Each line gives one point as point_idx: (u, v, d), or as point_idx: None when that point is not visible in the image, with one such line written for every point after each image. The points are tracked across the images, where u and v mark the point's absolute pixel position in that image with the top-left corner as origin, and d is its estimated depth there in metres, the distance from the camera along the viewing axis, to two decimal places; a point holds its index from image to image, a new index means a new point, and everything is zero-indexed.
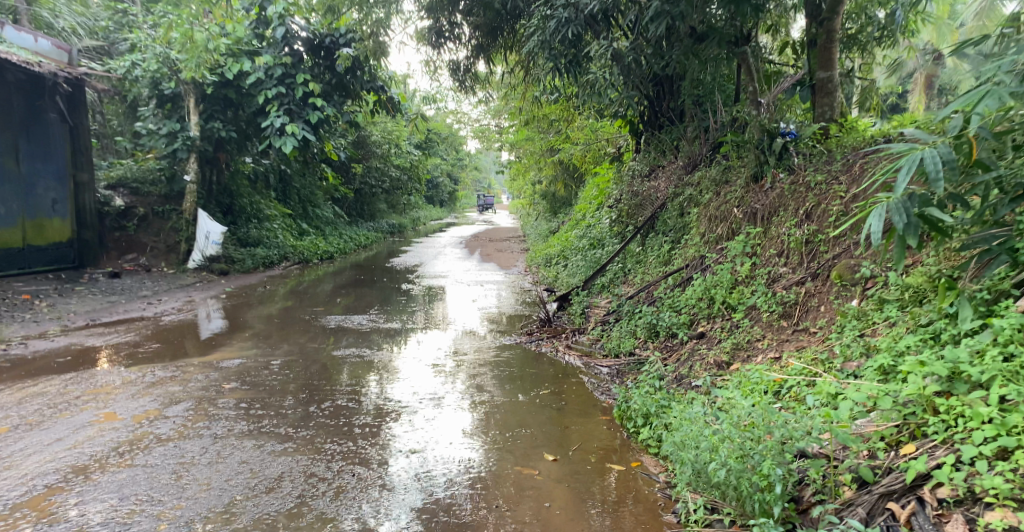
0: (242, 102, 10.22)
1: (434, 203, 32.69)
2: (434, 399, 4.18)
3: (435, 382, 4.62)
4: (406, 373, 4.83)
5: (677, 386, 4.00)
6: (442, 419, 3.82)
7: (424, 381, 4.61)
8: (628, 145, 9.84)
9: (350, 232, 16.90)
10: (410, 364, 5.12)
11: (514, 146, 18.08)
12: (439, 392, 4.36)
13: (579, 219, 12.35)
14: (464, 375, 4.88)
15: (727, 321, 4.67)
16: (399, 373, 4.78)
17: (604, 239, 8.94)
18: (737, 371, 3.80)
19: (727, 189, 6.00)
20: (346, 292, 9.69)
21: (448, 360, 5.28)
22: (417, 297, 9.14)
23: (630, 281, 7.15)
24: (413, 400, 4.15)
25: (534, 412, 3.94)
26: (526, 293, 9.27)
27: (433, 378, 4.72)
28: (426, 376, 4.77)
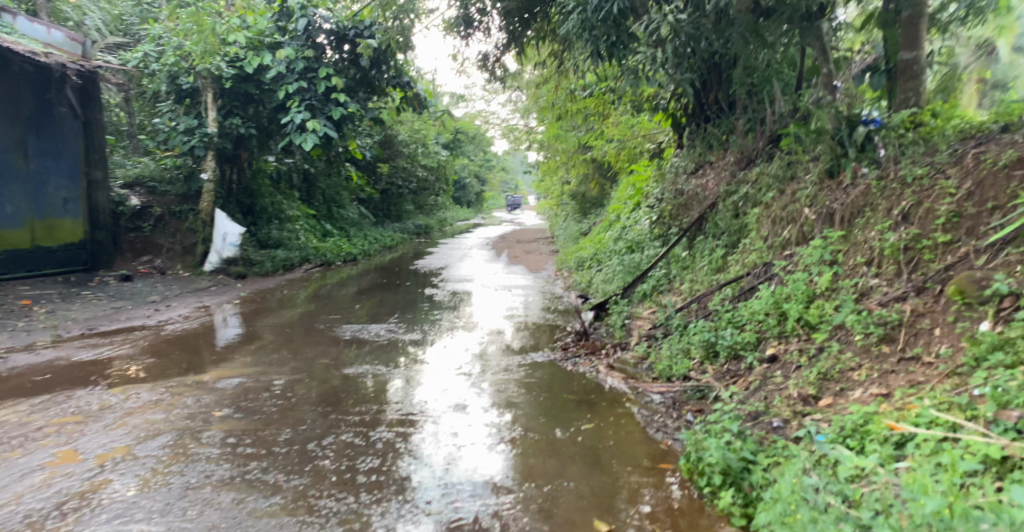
0: (263, 97, 9.73)
1: (461, 204, 32.13)
2: (458, 409, 3.93)
3: (461, 389, 4.35)
4: (429, 379, 4.55)
5: (753, 426, 3.26)
6: (467, 432, 3.56)
7: (448, 389, 4.34)
8: (670, 140, 9.09)
9: (375, 233, 16.41)
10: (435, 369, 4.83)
11: (544, 144, 17.41)
12: (463, 411, 3.93)
13: (614, 220, 11.64)
14: (489, 397, 4.19)
15: (805, 342, 3.92)
16: (423, 381, 4.48)
17: (644, 243, 8.19)
18: (835, 413, 3.05)
19: (794, 186, 5.23)
20: (368, 297, 9.16)
21: (471, 380, 4.59)
22: (442, 303, 8.53)
23: (676, 289, 6.41)
24: (436, 409, 3.89)
25: (573, 455, 3.29)
26: (557, 300, 8.58)
27: (458, 385, 4.44)
28: (451, 382, 4.49)
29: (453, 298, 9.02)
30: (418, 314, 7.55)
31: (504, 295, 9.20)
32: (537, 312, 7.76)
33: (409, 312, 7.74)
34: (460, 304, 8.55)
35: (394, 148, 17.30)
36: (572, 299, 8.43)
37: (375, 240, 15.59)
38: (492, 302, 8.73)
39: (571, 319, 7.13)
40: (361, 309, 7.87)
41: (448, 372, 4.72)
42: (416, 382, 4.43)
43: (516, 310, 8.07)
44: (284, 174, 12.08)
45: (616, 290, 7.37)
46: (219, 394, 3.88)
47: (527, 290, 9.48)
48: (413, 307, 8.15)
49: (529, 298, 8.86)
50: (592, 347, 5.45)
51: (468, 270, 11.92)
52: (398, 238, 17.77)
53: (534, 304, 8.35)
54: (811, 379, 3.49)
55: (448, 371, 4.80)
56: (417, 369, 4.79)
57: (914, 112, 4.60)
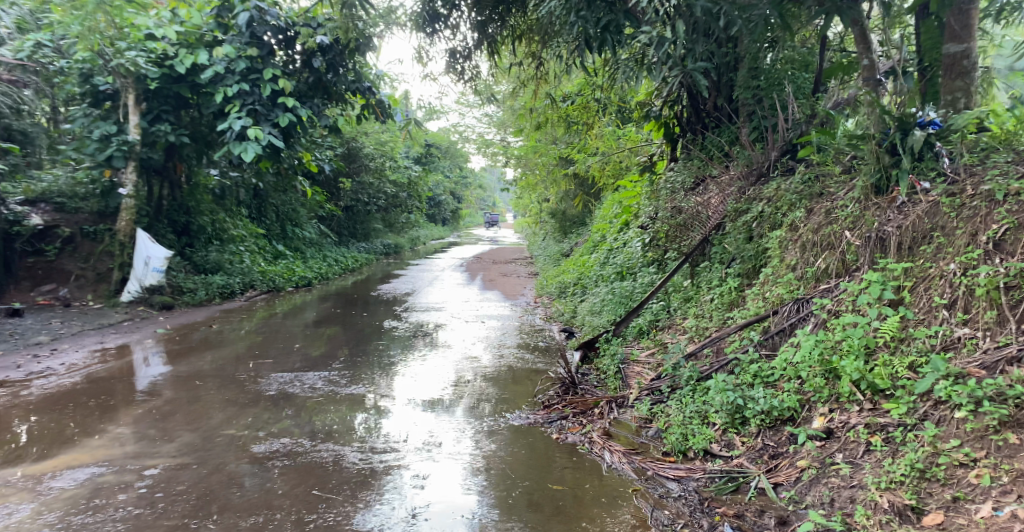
0: (199, 101, 8.54)
1: (436, 222, 30.99)
2: (427, 452, 3.61)
3: (432, 424, 4.08)
4: (397, 415, 4.26)
5: None
6: (437, 475, 3.32)
7: (418, 424, 4.08)
8: (661, 152, 8.16)
9: (337, 254, 15.20)
10: (402, 405, 4.48)
11: (521, 159, 16.42)
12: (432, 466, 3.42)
13: (598, 240, 10.74)
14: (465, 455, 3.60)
15: (881, 418, 2.94)
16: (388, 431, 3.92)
17: (637, 270, 7.17)
18: None
19: (828, 205, 4.29)
20: (318, 330, 7.98)
21: (441, 439, 3.82)
22: (404, 338, 7.41)
23: (679, 327, 5.40)
24: (404, 452, 3.59)
25: None
26: (536, 333, 7.52)
27: (428, 420, 4.17)
28: (420, 418, 4.20)
29: (416, 331, 7.87)
30: (373, 354, 6.42)
31: (475, 326, 8.13)
32: (512, 348, 6.68)
33: (361, 350, 6.59)
34: (423, 339, 7.41)
35: (359, 162, 16.15)
36: (554, 333, 7.36)
37: (337, 262, 14.38)
38: (463, 335, 7.64)
39: (552, 359, 6.08)
40: (306, 347, 6.71)
41: (416, 411, 4.33)
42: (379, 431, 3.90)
43: (488, 345, 6.99)
44: (230, 190, 10.87)
45: (605, 325, 6.34)
46: (45, 500, 2.85)
47: (501, 320, 8.43)
48: (368, 344, 7.01)
49: (503, 330, 7.80)
50: (581, 399, 4.42)
51: (437, 295, 10.79)
52: (364, 259, 16.57)
53: (510, 338, 7.27)
54: (903, 474, 2.64)
55: (416, 406, 4.46)
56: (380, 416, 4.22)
57: (984, 114, 3.68)
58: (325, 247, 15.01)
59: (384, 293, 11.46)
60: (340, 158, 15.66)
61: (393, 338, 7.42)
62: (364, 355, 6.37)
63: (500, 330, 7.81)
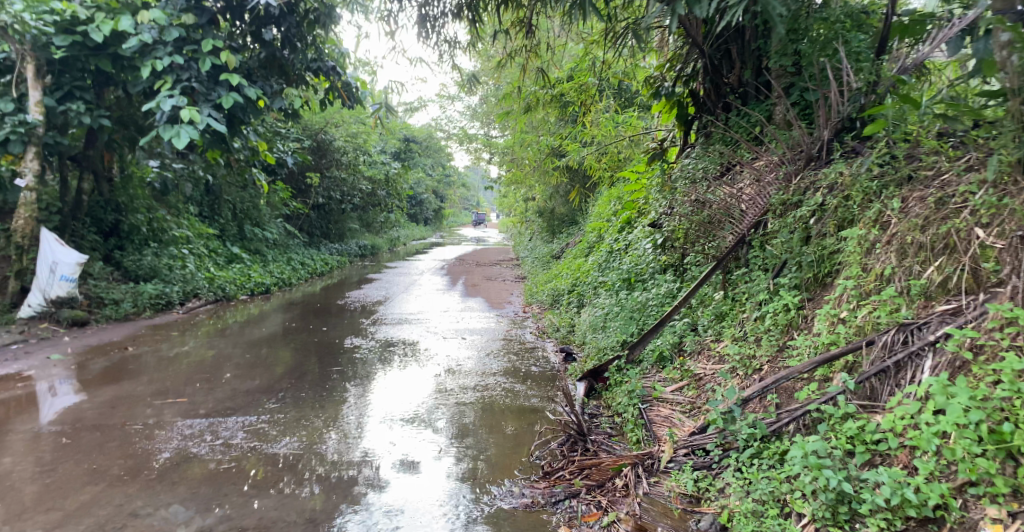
0: (122, 77, 7.21)
1: (418, 221, 29.62)
2: (407, 468, 3.41)
3: (416, 438, 3.80)
4: (373, 430, 3.91)
5: None
6: (413, 498, 3.12)
7: (400, 438, 3.79)
8: (672, 137, 6.97)
9: (305, 255, 13.87)
10: (377, 422, 4.08)
11: (506, 152, 15.20)
12: (410, 484, 3.24)
13: (594, 240, 9.65)
14: (447, 473, 3.34)
15: None
16: (364, 447, 3.65)
17: (650, 280, 5.93)
18: None
19: (933, 196, 3.11)
20: (263, 349, 6.67)
21: (422, 454, 3.57)
22: (367, 360, 6.12)
23: (713, 354, 4.19)
24: (380, 468, 3.39)
25: None
26: (527, 353, 6.27)
27: (408, 432, 3.89)
28: (400, 430, 3.92)
29: (385, 350, 6.58)
30: (324, 384, 5.13)
31: (454, 342, 6.89)
32: (498, 373, 5.41)
33: (310, 380, 5.29)
34: (390, 359, 6.13)
35: (330, 156, 14.80)
36: (549, 354, 6.12)
37: (304, 265, 13.02)
38: (439, 353, 6.37)
39: (549, 391, 4.84)
40: (243, 375, 5.41)
41: (394, 427, 3.96)
42: (353, 447, 3.63)
43: (469, 366, 5.76)
44: (175, 184, 9.53)
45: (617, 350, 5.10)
46: None
47: (484, 335, 7.18)
48: (321, 369, 5.71)
49: (486, 348, 6.54)
50: (596, 464, 3.19)
51: (413, 305, 9.51)
52: (336, 262, 15.21)
53: (495, 359, 6.01)
54: None
55: (394, 419, 4.13)
56: (355, 432, 3.87)
57: None
58: (291, 249, 13.64)
59: (354, 301, 10.14)
60: (308, 151, 14.30)
61: (354, 361, 6.13)
62: (314, 386, 5.06)
63: (483, 348, 6.56)
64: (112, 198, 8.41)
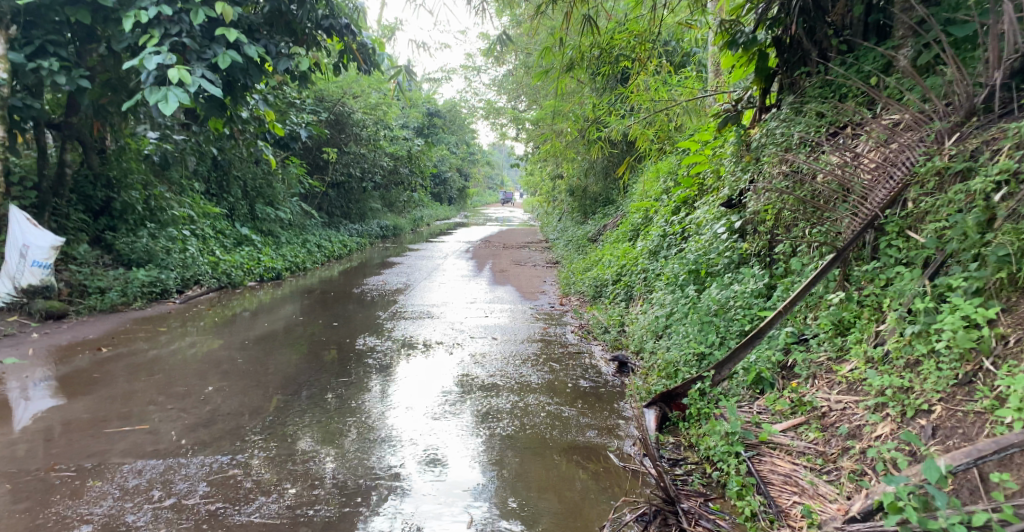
0: (104, 32, 6.25)
1: (441, 201, 28.58)
2: (432, 457, 3.35)
3: (445, 429, 3.67)
4: (396, 417, 3.85)
5: None
6: (438, 488, 3.08)
7: (427, 431, 3.65)
8: (749, 96, 5.84)
9: (323, 237, 12.99)
10: (402, 408, 4.01)
11: (535, 125, 14.11)
12: (435, 473, 3.20)
13: (642, 222, 8.62)
14: (473, 466, 3.27)
15: None
16: (387, 434, 3.59)
17: (731, 276, 4.82)
18: None
19: None
20: (262, 346, 5.71)
21: (445, 443, 3.50)
22: (381, 364, 5.14)
23: (844, 383, 3.13)
24: (404, 456, 3.35)
25: None
26: (571, 360, 5.21)
27: (433, 420, 3.82)
28: (423, 419, 3.84)
29: (403, 351, 5.59)
30: (328, 400, 4.16)
31: (481, 342, 5.87)
32: (539, 390, 4.38)
33: (310, 393, 4.30)
34: (407, 364, 5.14)
35: (348, 130, 13.85)
36: (599, 362, 5.07)
37: (320, 248, 12.09)
38: (467, 357, 5.35)
39: (608, 419, 3.80)
40: (230, 384, 4.43)
41: (419, 414, 3.90)
42: (377, 434, 3.60)
43: (505, 373, 4.83)
44: (176, 159, 8.62)
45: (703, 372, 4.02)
46: None
47: (517, 334, 6.15)
48: (326, 377, 4.73)
49: (521, 351, 5.50)
50: None
51: (437, 295, 8.51)
52: (356, 244, 14.26)
53: (531, 367, 4.97)
54: None
55: (417, 408, 4.01)
56: (379, 419, 3.82)
57: None
58: (307, 230, 12.71)
59: (371, 289, 9.16)
60: (325, 124, 13.33)
61: (369, 364, 5.18)
62: (315, 404, 4.07)
63: (517, 350, 5.53)
64: (102, 172, 7.52)
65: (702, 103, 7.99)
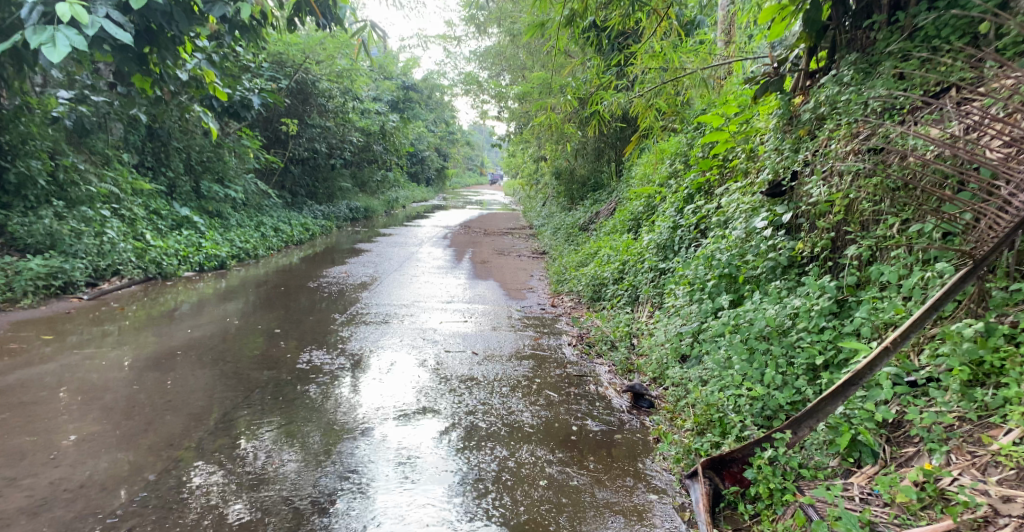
0: None
1: (420, 182, 27.29)
2: (406, 470, 2.95)
3: (428, 455, 3.08)
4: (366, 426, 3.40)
5: None
6: (412, 506, 2.70)
7: (418, 505, 2.70)
8: (794, 57, 4.64)
9: (284, 218, 11.72)
10: (372, 417, 3.53)
11: (519, 100, 12.94)
12: (411, 486, 2.83)
13: (646, 211, 7.60)
14: (453, 483, 2.86)
15: None
16: (354, 446, 3.17)
17: (783, 286, 3.71)
18: None
19: None
20: (173, 361, 4.48)
21: (421, 453, 3.10)
22: (323, 391, 3.94)
23: (1009, 468, 2.09)
24: (375, 469, 2.95)
25: None
26: (573, 388, 4.07)
27: (408, 428, 3.39)
28: (397, 426, 3.41)
29: (358, 369, 4.40)
30: (242, 460, 3.00)
31: (456, 357, 4.70)
32: (535, 441, 3.24)
33: (211, 445, 3.14)
34: (360, 391, 3.95)
35: (313, 100, 12.55)
36: (608, 391, 3.97)
37: (278, 232, 10.78)
38: (439, 380, 4.19)
39: (633, 498, 2.72)
40: (103, 428, 3.26)
41: (392, 425, 3.42)
42: (344, 445, 3.18)
43: (488, 404, 3.76)
44: (96, 124, 7.30)
45: (761, 423, 2.92)
46: None
47: (502, 348, 4.99)
48: (245, 412, 3.55)
49: (508, 372, 4.36)
50: None
51: (407, 291, 7.32)
52: (321, 228, 12.93)
53: (520, 400, 3.83)
54: None
55: (390, 418, 3.52)
56: (345, 428, 3.36)
57: None
58: (264, 212, 11.38)
59: (330, 281, 7.90)
60: (285, 92, 11.98)
61: (311, 387, 4.02)
62: (215, 472, 2.91)
63: (503, 372, 4.38)
64: None
65: (717, 74, 6.91)
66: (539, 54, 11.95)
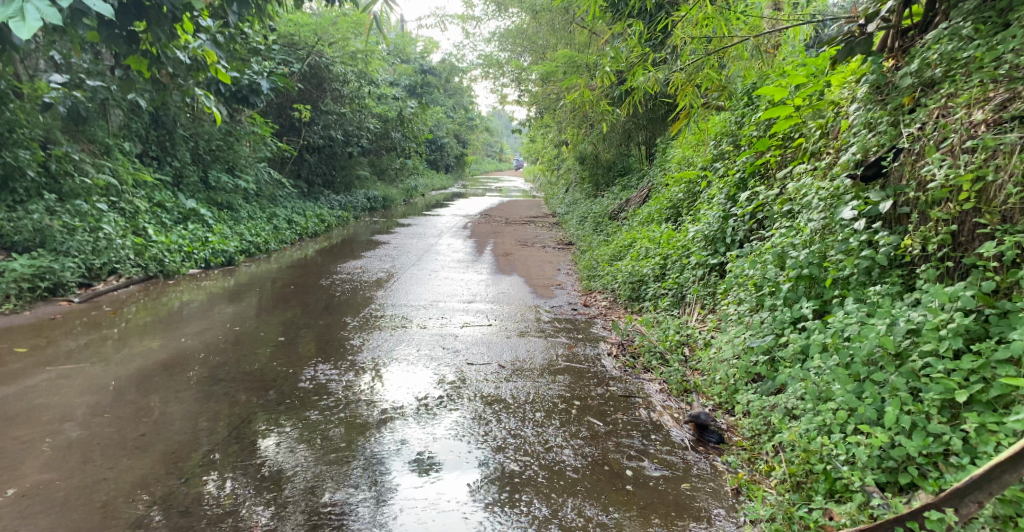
0: None
1: (438, 170, 26.69)
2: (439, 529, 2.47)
3: (462, 507, 2.59)
4: (390, 459, 2.92)
5: None
6: None
7: None
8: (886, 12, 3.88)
9: (298, 209, 11.17)
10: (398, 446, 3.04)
11: (541, 82, 12.26)
12: None
13: (686, 198, 6.91)
14: None
15: None
16: (378, 490, 2.70)
17: (885, 292, 3.06)
18: None
19: None
20: (159, 377, 3.89)
21: (455, 503, 2.61)
22: (325, 419, 3.31)
23: None
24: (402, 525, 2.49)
25: None
26: (620, 415, 3.41)
27: (439, 462, 2.90)
28: (427, 459, 2.93)
29: (371, 385, 3.80)
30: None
31: (481, 372, 4.06)
32: (582, 493, 2.64)
33: (185, 518, 2.54)
34: (369, 421, 3.30)
35: (326, 84, 11.95)
36: (665, 420, 3.30)
37: (291, 224, 10.22)
38: (460, 404, 3.54)
39: None
40: (53, 486, 2.67)
41: (420, 457, 2.94)
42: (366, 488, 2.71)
43: (519, 439, 3.10)
44: (93, 111, 6.75)
45: (885, 483, 2.25)
46: None
47: (533, 359, 4.35)
48: (233, 454, 2.95)
49: (541, 393, 3.71)
50: None
51: (425, 290, 6.67)
52: (337, 218, 12.36)
53: (558, 431, 3.17)
54: None
55: (418, 446, 3.04)
56: (367, 463, 2.89)
57: None
58: (277, 204, 10.81)
59: (343, 278, 7.28)
60: (297, 77, 11.40)
61: (317, 410, 3.44)
62: None
63: (537, 392, 3.72)
64: None
65: (768, 44, 6.16)
66: (562, 31, 11.23)
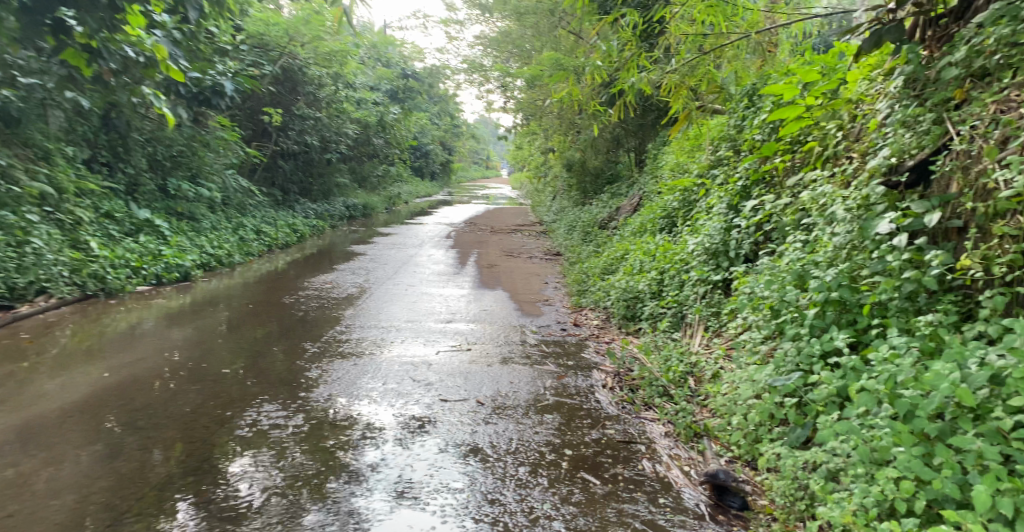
0: None
1: (423, 177, 26.11)
2: None
3: None
4: (366, 499, 2.61)
5: None
6: None
7: None
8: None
9: (269, 219, 10.53)
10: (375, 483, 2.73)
11: (527, 87, 11.76)
12: None
13: (682, 207, 6.41)
14: None
15: None
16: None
17: (939, 322, 2.55)
18: None
19: None
20: (65, 424, 3.25)
21: None
22: (271, 465, 2.86)
23: None
24: None
25: None
26: (621, 469, 2.87)
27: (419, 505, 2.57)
28: (407, 499, 2.61)
29: (332, 427, 3.26)
30: None
31: (456, 412, 3.48)
32: None
33: None
34: (328, 480, 2.75)
35: (301, 88, 11.36)
36: (675, 477, 2.78)
37: (260, 234, 9.58)
38: (437, 439, 3.16)
39: None
40: None
41: (400, 497, 2.63)
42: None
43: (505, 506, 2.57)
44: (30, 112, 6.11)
45: None
46: None
47: (516, 394, 3.77)
48: None
49: (527, 439, 3.16)
50: None
51: (399, 308, 6.07)
52: (312, 228, 11.73)
53: (547, 495, 2.63)
54: None
55: (397, 484, 2.72)
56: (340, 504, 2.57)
57: None
58: (246, 213, 10.18)
59: (310, 295, 6.63)
60: (269, 80, 10.80)
61: (265, 462, 2.90)
62: None
63: (521, 440, 3.15)
64: None
65: (772, 43, 5.69)
66: (549, 33, 10.74)
